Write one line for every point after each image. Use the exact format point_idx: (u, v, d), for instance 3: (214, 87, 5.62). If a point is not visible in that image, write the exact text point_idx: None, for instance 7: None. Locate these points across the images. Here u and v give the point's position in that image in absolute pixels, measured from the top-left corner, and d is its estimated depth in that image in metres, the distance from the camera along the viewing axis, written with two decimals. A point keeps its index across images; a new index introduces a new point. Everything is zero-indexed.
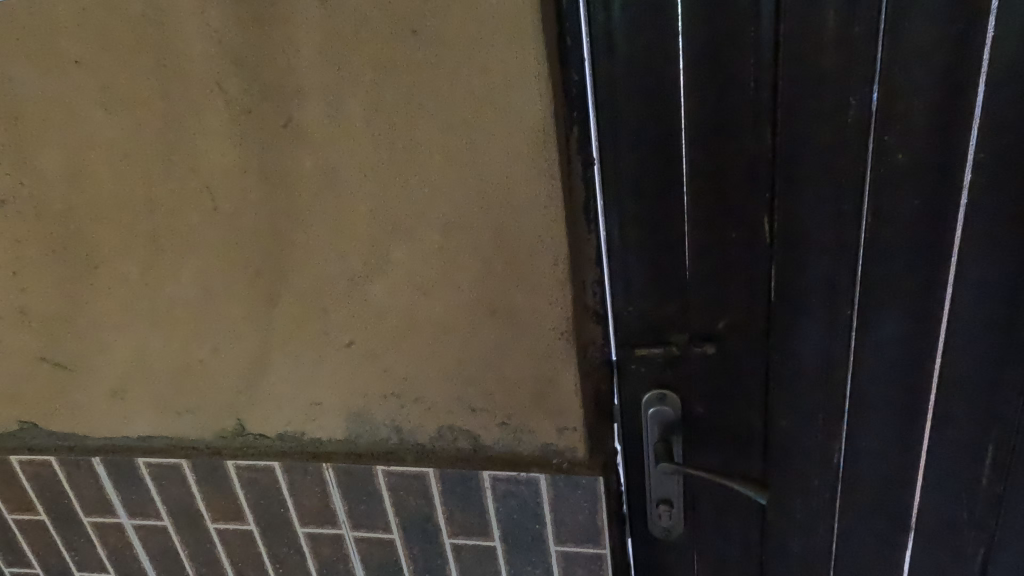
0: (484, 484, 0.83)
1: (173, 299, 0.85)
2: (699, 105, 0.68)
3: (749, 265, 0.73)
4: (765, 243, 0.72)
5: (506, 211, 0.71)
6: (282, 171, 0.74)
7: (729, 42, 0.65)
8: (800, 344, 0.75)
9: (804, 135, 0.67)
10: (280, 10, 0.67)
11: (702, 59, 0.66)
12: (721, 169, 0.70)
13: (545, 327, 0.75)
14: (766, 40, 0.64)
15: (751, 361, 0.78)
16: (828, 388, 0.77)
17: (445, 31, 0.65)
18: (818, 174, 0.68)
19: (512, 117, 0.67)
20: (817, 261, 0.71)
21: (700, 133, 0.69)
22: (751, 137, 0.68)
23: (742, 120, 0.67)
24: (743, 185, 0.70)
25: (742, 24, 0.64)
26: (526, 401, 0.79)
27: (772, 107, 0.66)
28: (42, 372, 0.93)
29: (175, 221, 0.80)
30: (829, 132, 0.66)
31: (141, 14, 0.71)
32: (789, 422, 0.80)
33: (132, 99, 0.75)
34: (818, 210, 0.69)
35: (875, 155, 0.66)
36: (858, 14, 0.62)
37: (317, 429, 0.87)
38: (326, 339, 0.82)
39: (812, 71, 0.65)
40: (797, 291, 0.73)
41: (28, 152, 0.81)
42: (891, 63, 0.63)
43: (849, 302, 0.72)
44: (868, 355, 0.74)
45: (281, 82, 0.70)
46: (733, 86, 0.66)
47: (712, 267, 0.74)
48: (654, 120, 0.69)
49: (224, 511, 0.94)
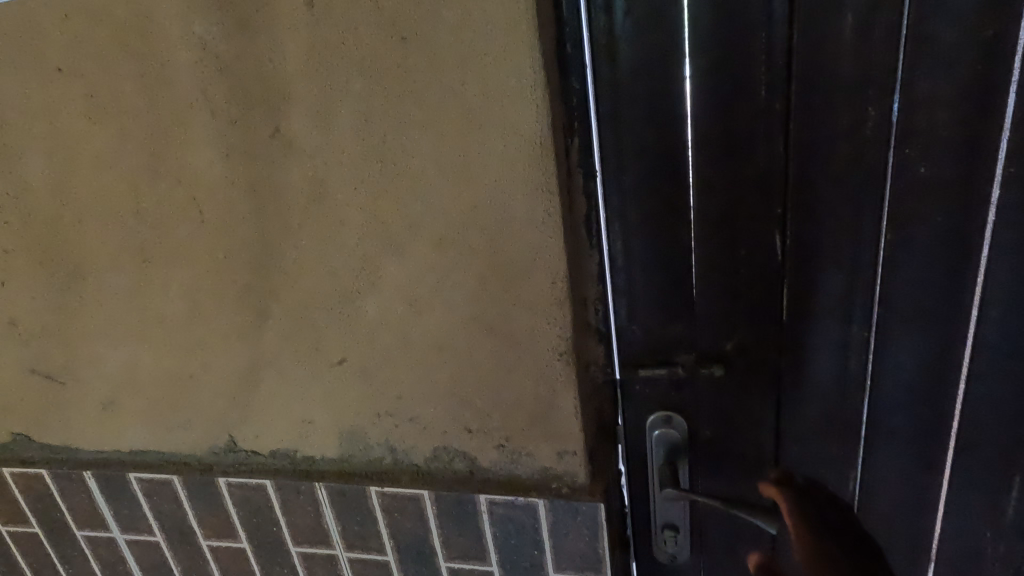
0: (481, 508, 0.79)
1: (162, 314, 0.80)
2: (707, 115, 0.63)
3: (759, 283, 0.69)
4: (776, 261, 0.67)
5: (502, 226, 0.65)
6: (266, 183, 0.69)
7: (739, 48, 0.60)
8: (814, 365, 0.71)
9: (820, 147, 0.62)
10: (261, 13, 0.61)
11: (711, 66, 0.61)
12: (729, 182, 0.65)
13: (543, 348, 0.70)
14: (777, 47, 0.59)
15: (762, 383, 0.73)
16: (844, 413, 0.72)
17: (437, 35, 0.59)
18: (833, 189, 0.63)
19: (507, 126, 0.61)
20: (831, 279, 0.67)
21: (708, 144, 0.64)
22: (762, 150, 0.63)
23: (752, 131, 0.63)
24: (753, 200, 0.65)
25: (753, 28, 0.59)
26: (524, 423, 0.74)
27: (784, 118, 0.62)
28: (35, 385, 0.88)
29: (157, 233, 0.75)
30: (846, 144, 0.62)
31: (121, 15, 0.65)
32: (802, 447, 0.75)
33: (111, 105, 0.69)
34: (833, 226, 0.65)
35: (895, 168, 0.62)
36: (878, 19, 0.57)
37: (310, 447, 0.83)
38: (317, 358, 0.77)
39: (829, 79, 0.60)
40: (810, 310, 0.69)
41: (14, 160, 0.74)
42: (914, 70, 0.58)
43: (865, 322, 0.68)
44: (886, 378, 0.70)
45: (267, 89, 0.64)
46: (744, 95, 0.61)
47: (721, 286, 0.70)
48: (660, 130, 0.64)
49: (216, 528, 0.91)
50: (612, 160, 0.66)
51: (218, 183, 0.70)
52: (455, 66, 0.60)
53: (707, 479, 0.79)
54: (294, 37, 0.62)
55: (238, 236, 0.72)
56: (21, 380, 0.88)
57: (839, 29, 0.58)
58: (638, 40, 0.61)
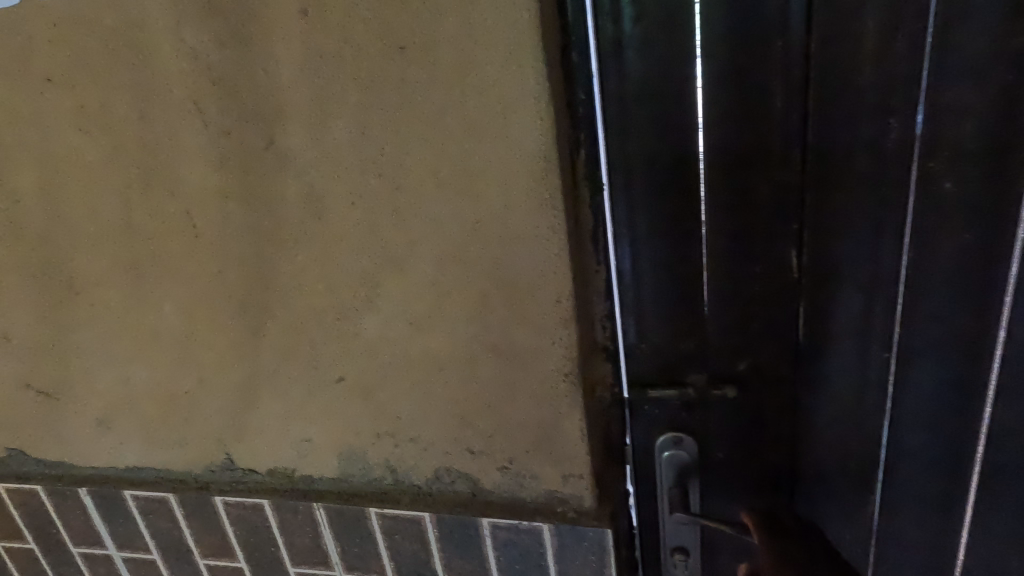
0: (484, 532, 0.76)
1: (156, 330, 0.78)
2: (720, 126, 0.60)
3: (774, 302, 0.66)
4: (792, 278, 0.64)
5: (505, 243, 0.62)
6: (261, 197, 0.66)
7: (755, 57, 0.57)
8: (831, 386, 0.68)
9: (838, 160, 0.59)
10: (255, 23, 0.59)
11: (725, 76, 0.58)
12: (744, 197, 0.62)
13: (549, 369, 0.67)
14: (795, 56, 0.56)
15: (777, 404, 0.70)
16: (862, 435, 0.69)
17: (436, 46, 0.56)
18: (853, 204, 0.60)
19: (509, 139, 0.58)
20: (850, 297, 0.64)
21: (721, 157, 0.61)
22: (779, 163, 0.60)
23: (768, 144, 0.60)
24: (769, 216, 0.62)
25: (769, 36, 0.56)
26: (529, 445, 0.71)
27: (801, 130, 0.59)
28: (29, 400, 0.86)
29: (151, 248, 0.72)
30: (866, 157, 0.59)
31: (111, 25, 0.62)
32: (818, 470, 0.72)
33: (102, 116, 0.67)
34: (851, 242, 0.62)
35: (919, 183, 0.58)
36: (901, 26, 0.54)
37: (308, 467, 0.81)
38: (315, 376, 0.75)
39: (849, 89, 0.57)
40: (827, 329, 0.66)
41: (5, 172, 0.72)
42: (941, 80, 0.55)
43: (885, 342, 0.65)
44: (907, 401, 0.67)
45: (261, 100, 0.62)
46: (759, 106, 0.58)
47: (734, 304, 0.67)
48: (670, 142, 0.61)
49: (213, 547, 0.89)
50: (620, 174, 0.63)
51: (211, 196, 0.68)
52: (456, 76, 0.57)
53: (718, 504, 0.76)
54: (288, 46, 0.59)
55: (232, 251, 0.70)
56: (15, 395, 0.87)
57: (859, 37, 0.55)
58: (648, 48, 0.58)
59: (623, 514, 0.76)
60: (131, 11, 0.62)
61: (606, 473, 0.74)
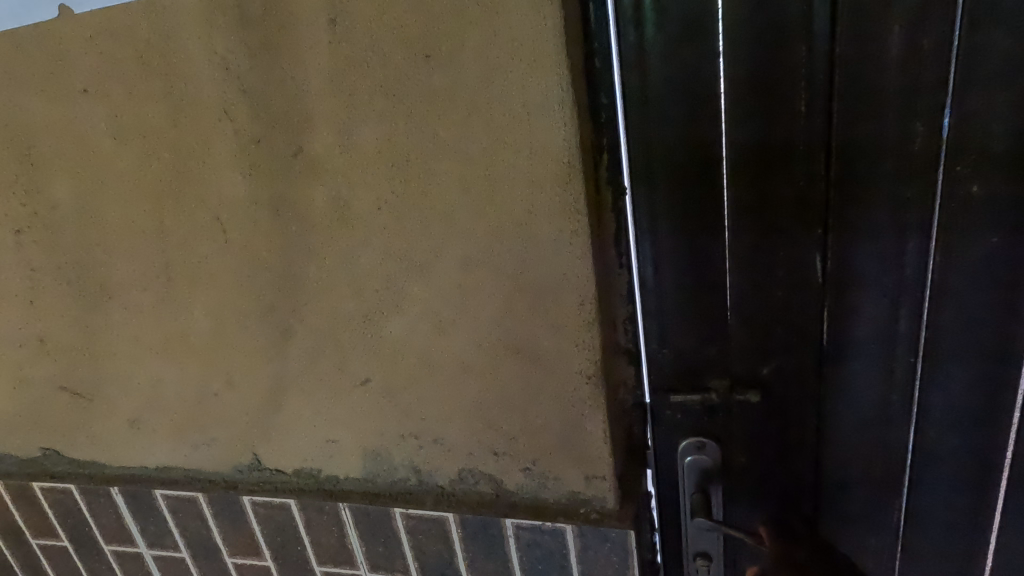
0: (507, 533, 0.77)
1: (186, 333, 0.79)
2: (743, 131, 0.60)
3: (798, 306, 0.66)
4: (817, 283, 0.64)
5: (529, 246, 0.63)
6: (289, 203, 0.68)
7: (778, 61, 0.57)
8: (856, 390, 0.68)
9: (863, 164, 0.59)
10: (285, 34, 0.60)
11: (748, 81, 0.58)
12: (767, 201, 0.62)
13: (571, 371, 0.68)
14: (818, 60, 0.57)
15: (801, 407, 0.70)
16: (888, 439, 0.69)
17: (462, 53, 0.57)
18: (878, 206, 0.60)
19: (534, 144, 0.59)
20: (875, 302, 0.64)
21: (744, 161, 0.61)
22: (801, 167, 0.60)
23: (792, 148, 0.60)
24: (792, 220, 0.62)
25: (793, 41, 0.56)
26: (552, 446, 0.72)
27: (825, 134, 0.59)
28: (63, 401, 0.89)
29: (182, 253, 0.74)
30: (892, 160, 0.58)
31: (145, 36, 0.64)
32: (843, 474, 0.72)
33: (135, 125, 0.69)
34: (877, 246, 0.62)
35: (945, 187, 0.58)
36: (926, 29, 0.54)
37: (334, 467, 0.82)
38: (342, 377, 0.76)
39: (874, 92, 0.57)
40: (852, 334, 0.65)
41: (42, 180, 0.75)
42: (966, 83, 0.55)
43: (911, 347, 0.65)
44: (934, 405, 0.66)
45: (289, 108, 0.63)
46: (782, 110, 0.59)
47: (757, 307, 0.67)
48: (693, 147, 0.61)
49: (240, 545, 0.91)
50: (642, 178, 0.63)
51: (241, 203, 0.69)
52: (480, 84, 0.58)
53: (741, 507, 0.76)
54: (316, 55, 0.60)
55: (260, 256, 0.71)
56: (50, 396, 0.89)
57: (883, 40, 0.55)
58: (670, 54, 0.59)
59: (646, 517, 0.77)
60: (164, 23, 0.63)
61: (629, 476, 0.74)
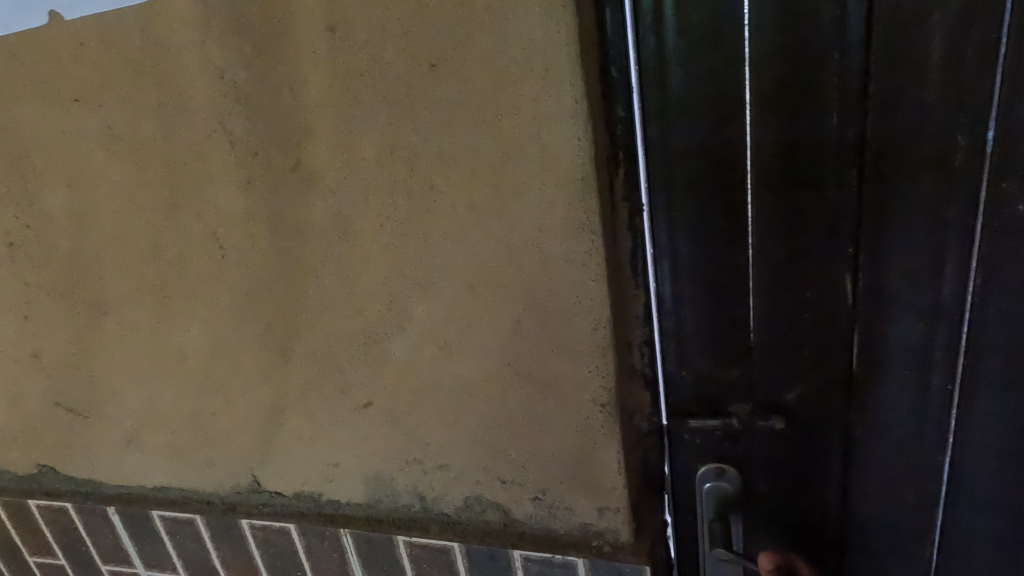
0: (515, 564, 0.73)
1: (183, 350, 0.76)
2: (769, 145, 0.56)
3: (826, 330, 0.62)
4: (846, 307, 0.60)
5: (539, 266, 0.59)
6: (288, 219, 0.64)
7: (808, 71, 0.53)
8: (887, 420, 0.63)
9: (899, 181, 0.55)
10: (283, 43, 0.57)
11: (776, 91, 0.54)
12: (794, 219, 0.58)
13: (584, 398, 0.64)
14: (851, 70, 0.52)
15: (828, 437, 0.66)
16: (922, 473, 0.65)
17: (470, 63, 0.54)
18: (915, 226, 0.56)
19: (545, 159, 0.55)
20: (910, 327, 0.59)
21: (770, 176, 0.57)
22: (833, 183, 0.56)
23: (822, 163, 0.56)
24: (822, 240, 0.58)
25: (825, 49, 0.52)
26: (563, 476, 0.68)
27: (858, 148, 0.55)
28: (58, 418, 0.86)
29: (178, 269, 0.71)
30: (934, 177, 0.54)
31: (138, 45, 0.61)
32: (873, 509, 0.67)
33: (129, 137, 0.66)
34: (914, 269, 0.57)
35: (988, 206, 0.54)
36: (970, 35, 0.50)
37: (335, 491, 0.79)
38: (343, 399, 0.72)
39: (913, 104, 0.52)
40: (884, 360, 0.61)
41: (34, 193, 0.72)
42: (1014, 95, 0.50)
43: (947, 375, 0.60)
44: (973, 440, 0.62)
45: (287, 120, 0.60)
46: (811, 122, 0.55)
47: (783, 330, 0.63)
48: (716, 161, 0.58)
49: (239, 569, 0.88)
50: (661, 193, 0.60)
51: (238, 217, 0.66)
52: (489, 97, 0.54)
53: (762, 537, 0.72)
54: (315, 64, 0.57)
55: (259, 272, 0.68)
56: (45, 413, 0.86)
57: (923, 48, 0.51)
58: (693, 61, 0.55)
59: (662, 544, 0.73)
60: (156, 29, 0.60)
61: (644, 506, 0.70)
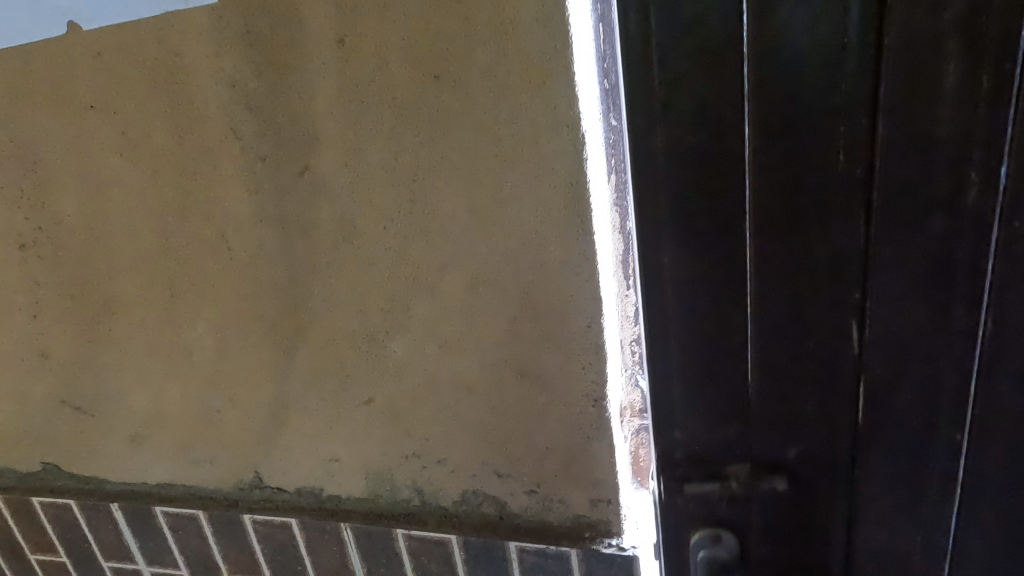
0: (511, 555, 0.76)
1: (190, 349, 0.79)
2: (769, 187, 0.54)
3: (829, 379, 0.60)
4: (850, 354, 0.58)
5: (535, 267, 0.62)
6: (294, 221, 0.67)
7: (809, 107, 0.51)
8: (892, 472, 0.61)
9: (907, 222, 0.53)
10: (295, 54, 0.60)
11: (775, 129, 0.52)
12: (797, 265, 0.56)
13: (577, 393, 0.67)
14: (854, 120, 0.51)
15: (830, 494, 0.64)
16: (927, 531, 0.63)
17: (471, 75, 0.57)
18: (920, 285, 0.54)
19: (542, 165, 0.59)
20: (919, 376, 0.57)
21: (772, 222, 0.55)
22: (839, 223, 0.54)
23: (825, 207, 0.54)
24: (824, 286, 0.56)
25: (827, 84, 0.50)
26: (556, 469, 0.71)
27: (863, 190, 0.53)
28: (64, 416, 0.88)
29: (188, 270, 0.74)
30: (942, 218, 0.52)
31: (153, 55, 0.64)
32: (877, 563, 0.66)
33: (142, 143, 0.68)
34: (922, 319, 0.55)
35: (1002, 248, 0.51)
36: (984, 62, 0.47)
37: (336, 485, 0.81)
38: (346, 396, 0.75)
39: (920, 142, 0.50)
40: (892, 409, 0.59)
41: (47, 196, 0.74)
42: None
43: (957, 426, 0.58)
44: (979, 500, 0.60)
45: (296, 128, 0.63)
46: (814, 163, 0.53)
47: (784, 377, 0.60)
48: (713, 211, 0.56)
49: (240, 564, 0.90)
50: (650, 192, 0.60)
51: (246, 219, 0.69)
52: (488, 107, 0.58)
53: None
54: (324, 75, 0.60)
55: (265, 273, 0.71)
56: (51, 411, 0.88)
57: (931, 99, 0.49)
58: (689, 100, 0.53)
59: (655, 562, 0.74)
60: (170, 41, 0.63)
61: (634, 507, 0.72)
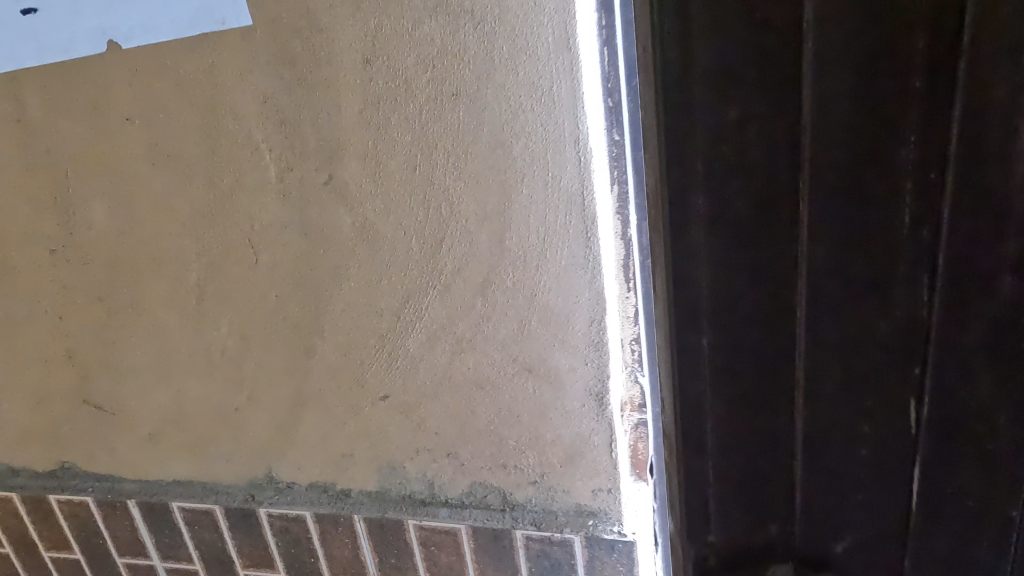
0: (517, 543, 0.80)
1: (212, 349, 0.83)
2: (794, 282, 0.43)
3: (881, 519, 0.47)
4: (909, 495, 0.45)
5: (542, 269, 0.68)
6: (318, 227, 0.72)
7: (847, 189, 0.40)
8: None
9: (994, 327, 0.40)
10: (323, 73, 0.65)
11: (802, 205, 0.41)
12: (848, 379, 0.44)
13: (580, 387, 0.72)
14: (884, 214, 0.40)
15: None
16: None
17: (486, 92, 0.62)
18: (990, 421, 0.41)
19: (549, 175, 0.64)
20: (1017, 525, 0.43)
21: (796, 348, 0.45)
22: (892, 318, 0.42)
23: (869, 312, 0.42)
24: (881, 406, 0.44)
25: (869, 151, 0.39)
26: (559, 460, 0.76)
27: (921, 291, 0.40)
28: (85, 415, 0.92)
29: (213, 274, 0.78)
30: (1015, 339, 0.39)
31: (189, 72, 0.69)
32: None
33: (175, 153, 0.73)
34: (970, 483, 0.44)
35: None
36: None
37: (348, 480, 0.85)
38: (361, 393, 0.79)
39: (978, 241, 0.38)
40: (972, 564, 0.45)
41: (79, 203, 0.79)
42: None
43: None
44: None
45: (322, 141, 0.68)
46: (860, 251, 0.41)
47: (823, 516, 0.48)
48: (715, 329, 0.46)
49: (253, 558, 0.93)
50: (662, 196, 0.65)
51: (272, 226, 0.73)
52: (503, 122, 0.63)
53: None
54: (351, 91, 0.65)
55: (288, 276, 0.75)
56: (72, 410, 0.92)
57: (1002, 154, 0.36)
58: (706, 147, 0.42)
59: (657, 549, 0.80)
60: (204, 61, 0.68)
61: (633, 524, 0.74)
